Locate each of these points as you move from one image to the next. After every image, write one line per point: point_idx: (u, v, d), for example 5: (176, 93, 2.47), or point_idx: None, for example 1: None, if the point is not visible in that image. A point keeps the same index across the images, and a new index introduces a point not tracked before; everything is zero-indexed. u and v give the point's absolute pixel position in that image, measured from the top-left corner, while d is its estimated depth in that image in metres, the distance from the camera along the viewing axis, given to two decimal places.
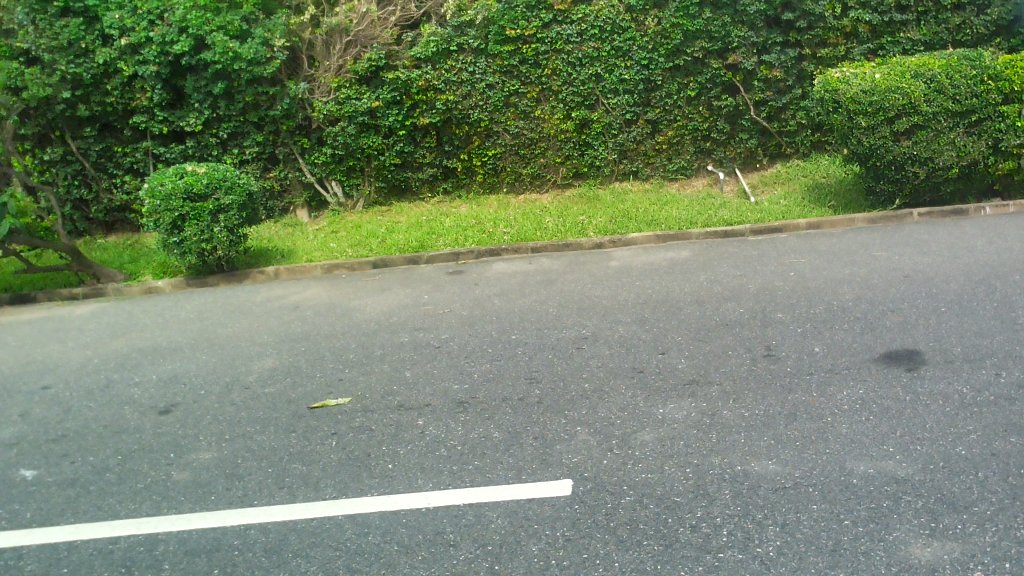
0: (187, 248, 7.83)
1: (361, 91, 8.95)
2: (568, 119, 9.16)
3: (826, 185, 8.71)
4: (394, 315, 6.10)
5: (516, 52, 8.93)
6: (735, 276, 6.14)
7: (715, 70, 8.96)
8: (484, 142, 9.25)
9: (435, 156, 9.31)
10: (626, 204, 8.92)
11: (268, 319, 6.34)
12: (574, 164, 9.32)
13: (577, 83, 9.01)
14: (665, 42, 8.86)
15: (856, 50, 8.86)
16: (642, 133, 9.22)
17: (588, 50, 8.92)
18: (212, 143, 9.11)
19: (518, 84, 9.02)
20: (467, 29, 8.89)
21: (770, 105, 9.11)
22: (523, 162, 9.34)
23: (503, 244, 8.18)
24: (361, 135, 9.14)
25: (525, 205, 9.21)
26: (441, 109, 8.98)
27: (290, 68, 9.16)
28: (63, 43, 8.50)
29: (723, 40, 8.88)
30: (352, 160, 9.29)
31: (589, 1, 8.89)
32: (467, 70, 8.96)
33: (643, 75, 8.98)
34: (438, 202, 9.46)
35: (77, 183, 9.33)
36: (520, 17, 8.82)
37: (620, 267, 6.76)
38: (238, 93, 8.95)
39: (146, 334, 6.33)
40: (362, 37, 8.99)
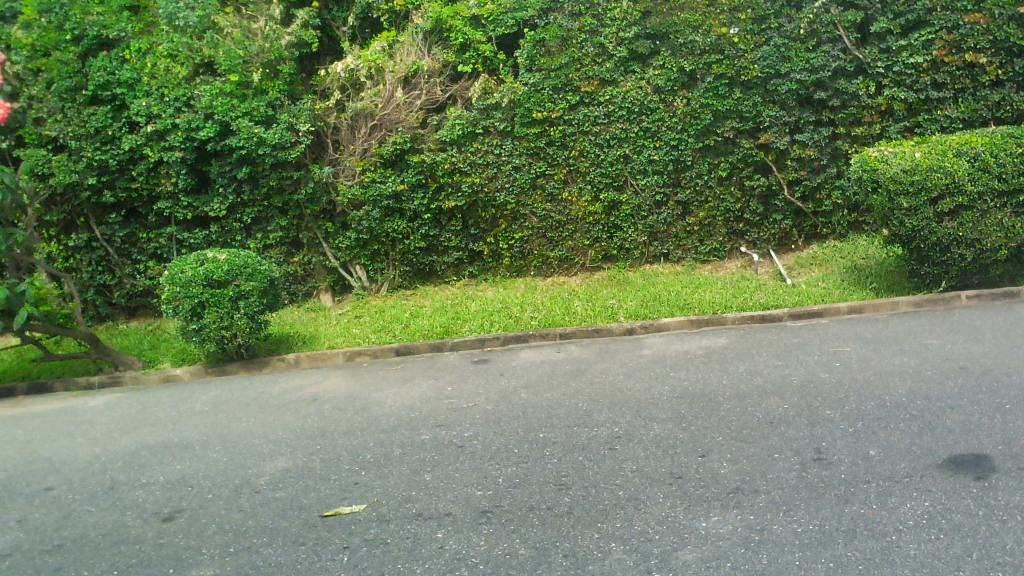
0: (206, 336, 7.64)
1: (385, 175, 8.83)
2: (596, 201, 8.97)
3: (865, 267, 8.41)
4: (415, 409, 5.80)
5: (543, 134, 8.78)
6: (776, 367, 5.79)
7: (747, 150, 8.72)
8: (511, 225, 9.08)
9: (461, 239, 9.16)
10: (656, 286, 8.68)
11: (283, 413, 6.05)
12: (603, 246, 9.10)
13: (605, 165, 8.82)
14: (695, 123, 8.65)
15: (892, 128, 8.57)
16: (671, 215, 8.99)
17: (616, 131, 8.74)
18: (236, 227, 9.03)
19: (544, 166, 8.85)
20: (493, 112, 8.77)
21: (804, 185, 8.85)
22: (550, 245, 9.14)
23: (530, 329, 7.93)
24: (386, 219, 9.03)
25: (553, 289, 8.99)
26: (467, 192, 8.84)
27: (314, 153, 9.07)
28: (91, 130, 8.41)
29: (754, 119, 8.64)
30: (376, 244, 9.17)
31: (616, 82, 8.73)
32: (493, 153, 8.82)
33: (673, 156, 8.77)
34: (464, 285, 9.27)
35: (100, 269, 9.27)
36: (546, 99, 8.69)
37: (652, 356, 6.44)
38: (262, 178, 8.85)
39: (159, 429, 6.08)
40: (387, 121, 8.85)
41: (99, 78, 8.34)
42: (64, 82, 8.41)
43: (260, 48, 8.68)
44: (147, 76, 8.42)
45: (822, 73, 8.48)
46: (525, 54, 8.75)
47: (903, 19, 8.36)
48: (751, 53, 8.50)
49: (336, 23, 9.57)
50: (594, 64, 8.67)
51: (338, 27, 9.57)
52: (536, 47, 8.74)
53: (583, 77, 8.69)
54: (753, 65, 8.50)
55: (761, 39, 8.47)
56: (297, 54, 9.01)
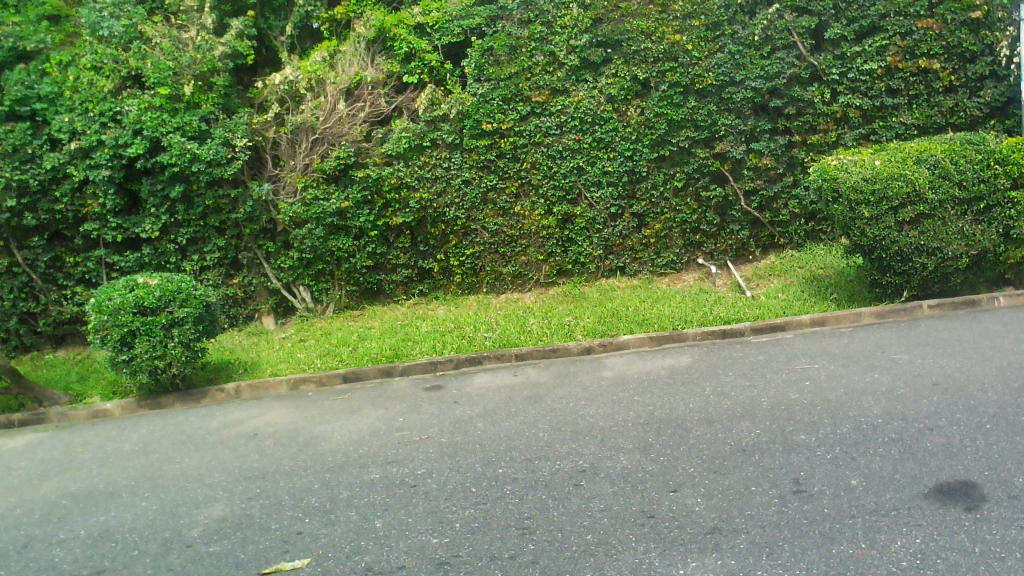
0: (137, 366, 7.14)
1: (329, 191, 8.39)
2: (550, 215, 8.67)
3: (824, 277, 8.27)
4: (363, 444, 5.40)
5: (493, 146, 8.45)
6: (743, 387, 5.54)
7: (702, 160, 8.50)
8: (462, 241, 8.74)
9: (410, 257, 8.79)
10: (613, 301, 8.42)
11: (221, 452, 5.60)
12: (557, 261, 8.81)
13: (558, 177, 8.53)
14: (649, 133, 8.42)
15: (848, 136, 8.43)
16: (627, 228, 8.73)
17: (568, 143, 8.45)
18: (170, 249, 8.54)
19: (495, 179, 8.53)
20: (441, 124, 8.42)
21: (761, 195, 8.66)
22: (503, 261, 8.82)
23: (484, 350, 7.59)
24: (330, 237, 8.61)
25: (507, 306, 8.67)
26: (415, 208, 8.47)
27: (252, 169, 8.62)
28: (8, 149, 7.86)
29: (709, 128, 8.43)
30: (320, 263, 8.75)
31: (567, 91, 8.44)
32: (442, 166, 8.46)
33: (628, 166, 8.51)
34: (414, 304, 8.91)
35: (24, 295, 8.67)
36: (496, 110, 8.37)
37: (613, 377, 6.13)
38: (197, 197, 8.37)
39: (83, 474, 5.57)
40: (329, 134, 8.41)
41: (16, 92, 7.79)
42: None
43: (192, 59, 8.06)
44: (69, 89, 7.88)
45: (778, 80, 8.29)
46: (473, 64, 8.41)
47: (856, 25, 8.24)
48: (705, 60, 8.29)
49: (272, 32, 9.09)
50: (544, 73, 8.39)
51: (275, 37, 9.10)
52: (484, 56, 8.43)
53: (534, 87, 8.38)
54: (708, 73, 8.29)
55: (715, 47, 8.27)
56: (231, 65, 8.53)
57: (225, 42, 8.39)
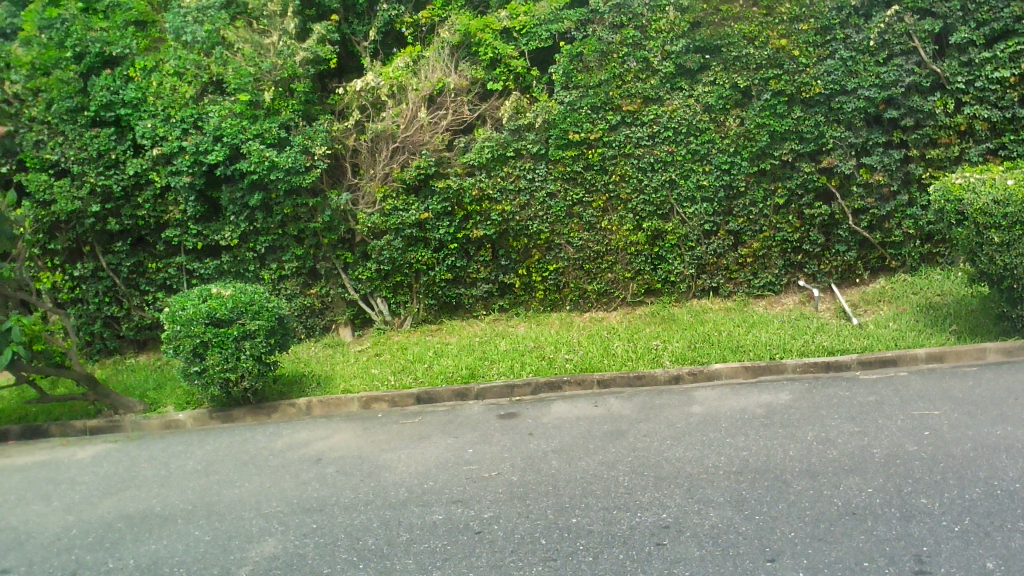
0: (209, 379, 7.00)
1: (408, 202, 8.13)
2: (639, 230, 8.18)
3: (942, 305, 7.57)
4: (428, 478, 5.03)
5: (580, 157, 8.00)
6: (851, 435, 4.94)
7: (806, 175, 7.87)
8: (545, 256, 8.35)
9: (491, 271, 8.47)
10: (704, 325, 7.91)
11: (282, 478, 5.33)
12: (645, 279, 8.33)
13: (648, 191, 8.02)
14: (749, 145, 7.80)
15: (973, 150, 7.63)
16: (722, 246, 8.18)
17: (661, 154, 7.92)
18: (249, 257, 8.43)
19: (582, 192, 8.08)
20: (526, 133, 8.03)
21: (871, 214, 7.95)
22: (587, 277, 8.39)
23: (565, 374, 7.18)
24: (409, 249, 8.34)
25: (591, 326, 8.25)
26: (496, 221, 8.11)
27: (331, 178, 8.38)
28: (93, 154, 7.87)
29: (816, 140, 7.77)
30: (399, 275, 8.52)
31: (661, 99, 7.91)
32: (526, 178, 8.06)
33: (724, 181, 7.93)
34: (495, 320, 8.60)
35: (108, 300, 8.66)
36: (584, 119, 7.92)
37: (704, 414, 5.60)
38: (276, 205, 8.20)
39: (142, 493, 5.39)
40: (410, 143, 8.08)
41: (102, 98, 7.75)
42: (65, 102, 7.81)
43: (273, 64, 7.85)
44: (153, 95, 7.79)
45: (893, 89, 7.57)
46: (561, 70, 7.94)
47: (987, 29, 7.41)
48: (813, 67, 7.60)
49: (355, 37, 8.74)
50: (637, 80, 7.88)
51: (358, 42, 8.74)
52: (573, 61, 7.94)
53: (625, 95, 7.89)
54: (816, 81, 7.60)
55: (824, 52, 7.59)
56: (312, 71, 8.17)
57: (307, 49, 8.02)
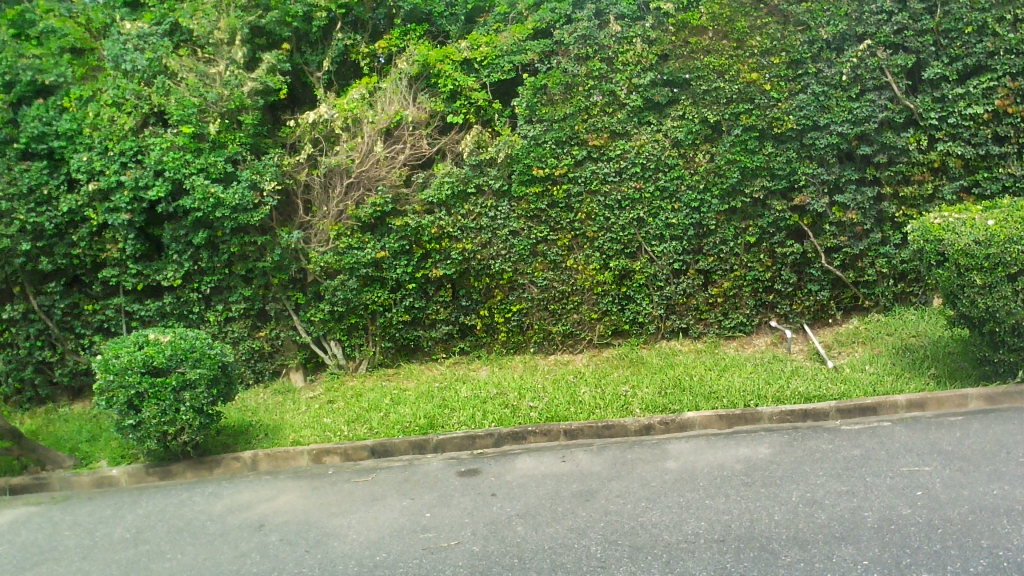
0: (145, 432, 6.48)
1: (363, 240, 7.69)
2: (605, 269, 7.84)
3: (918, 347, 7.35)
4: (381, 549, 4.56)
5: (544, 194, 7.66)
6: (838, 495, 4.58)
7: (778, 214, 7.61)
8: (508, 296, 8.00)
9: (451, 312, 8.10)
10: (674, 369, 7.59)
11: (218, 550, 4.81)
12: (612, 320, 8.00)
13: (616, 230, 7.69)
14: (719, 182, 7.50)
15: (946, 188, 7.43)
16: (692, 285, 7.89)
17: (628, 191, 7.59)
18: (193, 298, 7.94)
19: (546, 231, 7.73)
20: (488, 169, 7.66)
21: (844, 252, 7.71)
22: (552, 318, 8.05)
23: (529, 424, 6.77)
24: (364, 289, 7.92)
25: (556, 370, 7.89)
26: (457, 260, 7.71)
27: (282, 216, 7.95)
28: (23, 189, 7.32)
29: (788, 177, 7.52)
30: (353, 317, 8.10)
31: (628, 134, 7.60)
32: (487, 216, 7.69)
33: (694, 219, 7.64)
34: (455, 363, 8.22)
35: (40, 344, 8.06)
36: (549, 154, 7.57)
37: (679, 471, 5.22)
38: (222, 243, 7.71)
39: (61, 568, 4.82)
40: (366, 179, 7.66)
41: (33, 129, 7.25)
42: None
43: (219, 95, 7.38)
44: (89, 127, 7.29)
45: (867, 125, 7.33)
46: (524, 103, 7.65)
47: (959, 64, 7.26)
48: (785, 102, 7.37)
49: (308, 67, 8.32)
50: (603, 114, 7.57)
51: (312, 73, 8.32)
52: (536, 94, 7.66)
53: (591, 129, 7.57)
54: (788, 116, 7.36)
55: (796, 87, 7.37)
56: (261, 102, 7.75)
57: (256, 79, 7.61)
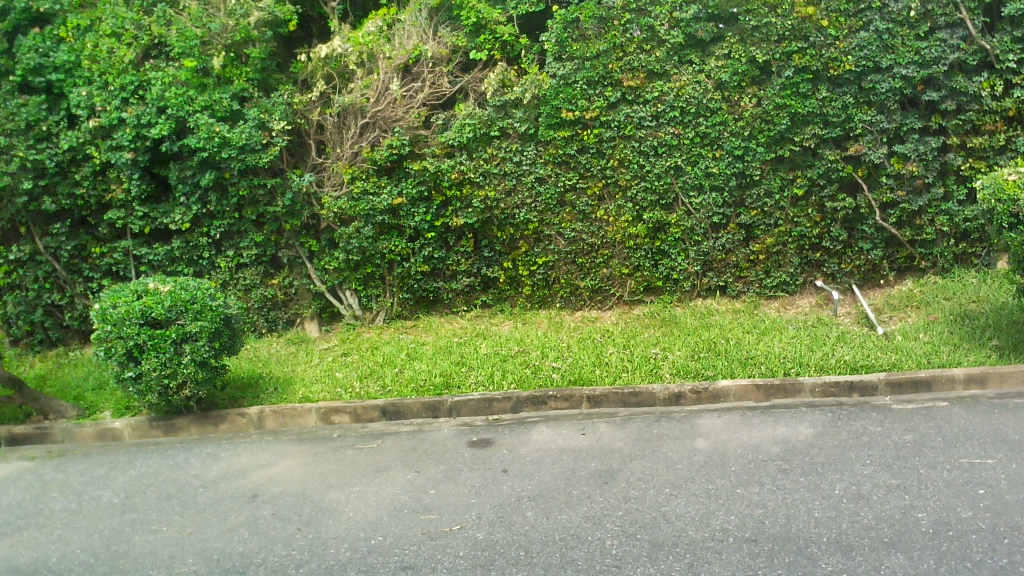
0: (145, 386, 6.14)
1: (379, 185, 7.19)
2: (638, 222, 7.29)
3: (978, 315, 6.76)
4: (377, 531, 4.17)
5: (573, 139, 7.08)
6: (888, 491, 4.08)
7: (831, 164, 6.93)
8: (533, 248, 7.51)
9: (472, 263, 7.63)
10: (709, 330, 7.08)
11: (206, 523, 4.47)
12: (644, 276, 7.48)
13: (650, 178, 7.10)
14: (766, 128, 6.84)
15: (1021, 139, 6.71)
16: (731, 241, 7.32)
17: (665, 137, 6.97)
18: (203, 243, 7.54)
19: (575, 178, 7.17)
20: (513, 110, 7.08)
21: (901, 208, 7.06)
22: (580, 272, 7.55)
23: (551, 388, 6.34)
24: (381, 237, 7.48)
25: (582, 328, 7.42)
26: (479, 209, 7.21)
27: (294, 158, 7.46)
28: (21, 125, 6.92)
29: (842, 125, 6.82)
30: (369, 266, 7.68)
31: (667, 74, 6.94)
32: (512, 161, 7.14)
33: (737, 168, 7.01)
34: (477, 317, 7.80)
35: (47, 287, 7.73)
36: (579, 96, 6.96)
37: (709, 452, 4.75)
38: (230, 186, 7.27)
39: (41, 536, 4.52)
40: (381, 119, 7.13)
41: (29, 61, 6.82)
42: None
43: (223, 25, 6.80)
44: (88, 59, 6.88)
45: (935, 68, 6.58)
46: (554, 38, 6.95)
47: None
48: (843, 40, 6.60)
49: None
50: (640, 52, 6.89)
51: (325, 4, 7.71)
52: (567, 29, 6.93)
53: (626, 68, 6.91)
54: (846, 56, 6.60)
55: (857, 23, 6.57)
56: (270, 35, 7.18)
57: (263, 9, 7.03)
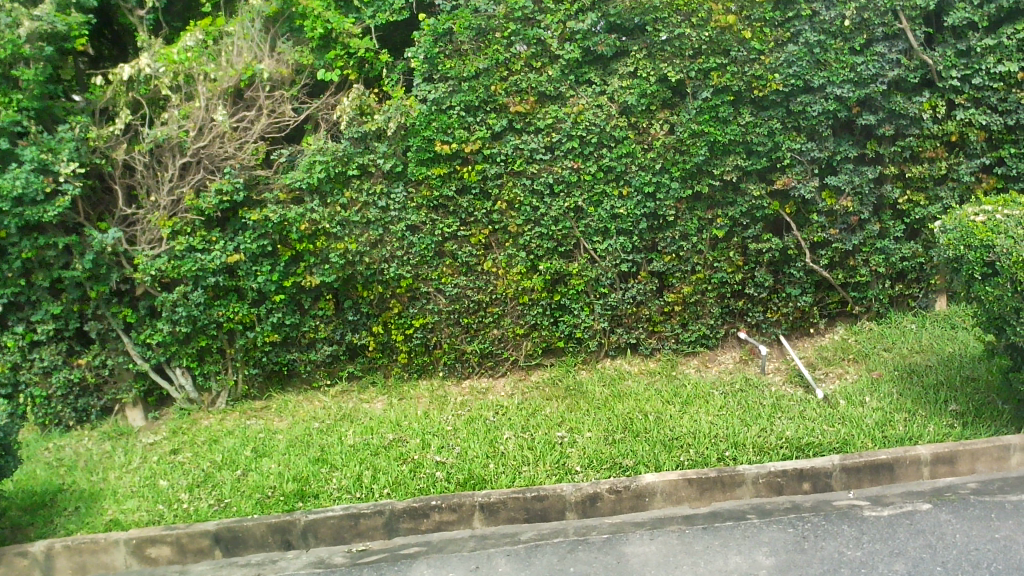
0: None
1: (209, 239, 5.72)
2: (533, 273, 6.06)
3: (926, 368, 5.86)
4: None
5: (451, 177, 5.81)
6: None
7: (754, 201, 5.91)
8: (407, 309, 6.18)
9: (334, 329, 6.24)
10: (622, 402, 5.93)
11: None
12: (542, 336, 6.28)
13: (546, 222, 5.89)
14: (680, 160, 5.73)
15: (964, 168, 5.89)
16: (643, 292, 6.20)
17: (562, 172, 5.76)
18: None
19: (455, 225, 5.90)
20: (374, 143, 5.76)
21: (833, 248, 6.11)
22: (465, 335, 6.28)
23: (434, 494, 5.01)
24: (215, 303, 5.99)
25: (471, 404, 6.14)
26: (337, 265, 5.82)
27: (90, 209, 5.82)
28: None
29: (768, 154, 5.79)
30: (203, 338, 6.17)
31: (562, 98, 5.75)
32: (377, 206, 5.80)
33: (648, 208, 5.87)
34: (342, 393, 6.43)
35: None
36: (456, 124, 5.68)
37: None
38: (10, 246, 5.61)
39: None
40: (206, 157, 5.64)
41: None
42: None
43: None
44: None
45: (872, 86, 5.65)
46: (422, 54, 5.64)
47: (993, 6, 5.61)
48: (769, 55, 5.55)
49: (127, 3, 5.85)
50: (528, 70, 5.68)
51: (131, 10, 5.86)
52: (439, 43, 5.65)
53: (512, 90, 5.67)
54: (772, 73, 5.55)
55: (784, 35, 5.53)
56: (50, 52, 5.31)
57: (38, 17, 5.22)
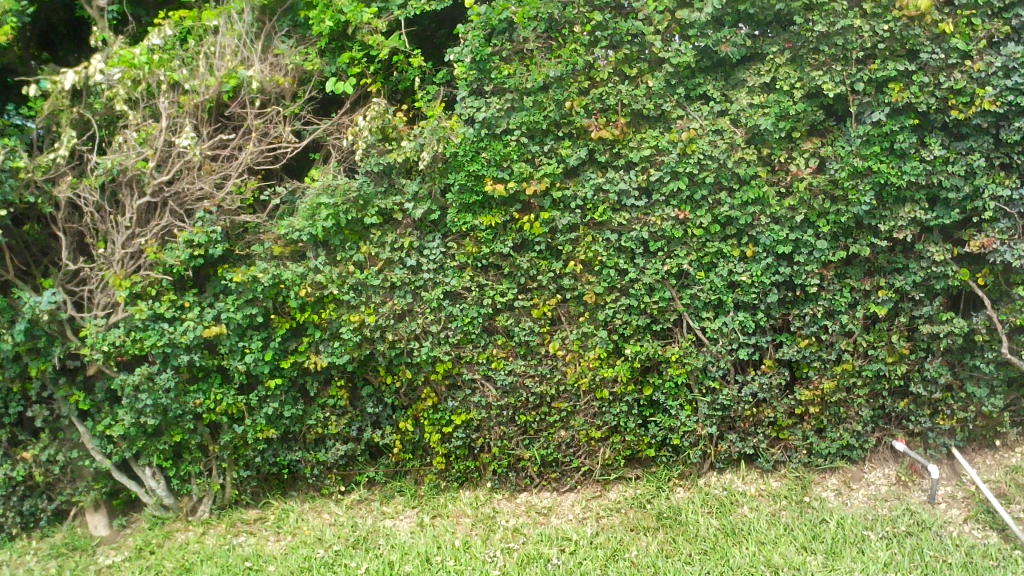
0: None
1: (179, 305, 4.24)
2: (616, 358, 4.43)
3: None
4: None
5: (507, 229, 4.29)
6: None
7: (933, 266, 4.19)
8: (444, 401, 4.61)
9: (348, 424, 4.71)
10: (741, 546, 4.19)
11: None
12: (626, 442, 4.62)
13: (637, 290, 4.26)
14: (832, 210, 4.06)
15: None
16: (768, 388, 4.51)
17: (662, 225, 4.13)
18: None
19: (511, 291, 4.34)
20: (405, 181, 4.30)
21: None
22: (522, 437, 4.67)
23: None
24: (190, 388, 4.52)
25: (529, 533, 4.49)
26: (351, 342, 4.31)
27: (28, 262, 4.48)
28: None
29: (960, 204, 4.08)
30: (177, 431, 4.68)
31: (665, 119, 4.14)
32: (408, 264, 4.29)
33: (781, 274, 4.21)
34: (358, 506, 4.86)
35: None
36: (515, 155, 4.13)
37: None
38: None
39: None
40: (172, 197, 4.28)
41: None
42: None
43: None
44: None
45: None
46: (469, 57, 4.16)
47: None
48: (978, 58, 3.84)
49: None
50: (619, 81, 4.11)
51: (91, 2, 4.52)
52: (493, 39, 4.15)
53: (596, 108, 4.09)
54: (981, 87, 3.85)
55: (1003, 29, 3.83)
56: None
57: None
